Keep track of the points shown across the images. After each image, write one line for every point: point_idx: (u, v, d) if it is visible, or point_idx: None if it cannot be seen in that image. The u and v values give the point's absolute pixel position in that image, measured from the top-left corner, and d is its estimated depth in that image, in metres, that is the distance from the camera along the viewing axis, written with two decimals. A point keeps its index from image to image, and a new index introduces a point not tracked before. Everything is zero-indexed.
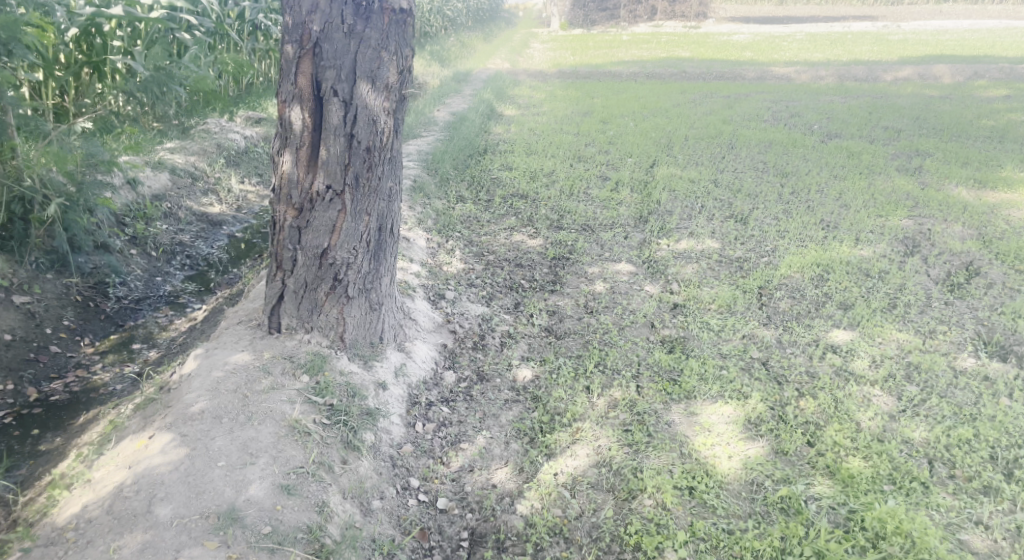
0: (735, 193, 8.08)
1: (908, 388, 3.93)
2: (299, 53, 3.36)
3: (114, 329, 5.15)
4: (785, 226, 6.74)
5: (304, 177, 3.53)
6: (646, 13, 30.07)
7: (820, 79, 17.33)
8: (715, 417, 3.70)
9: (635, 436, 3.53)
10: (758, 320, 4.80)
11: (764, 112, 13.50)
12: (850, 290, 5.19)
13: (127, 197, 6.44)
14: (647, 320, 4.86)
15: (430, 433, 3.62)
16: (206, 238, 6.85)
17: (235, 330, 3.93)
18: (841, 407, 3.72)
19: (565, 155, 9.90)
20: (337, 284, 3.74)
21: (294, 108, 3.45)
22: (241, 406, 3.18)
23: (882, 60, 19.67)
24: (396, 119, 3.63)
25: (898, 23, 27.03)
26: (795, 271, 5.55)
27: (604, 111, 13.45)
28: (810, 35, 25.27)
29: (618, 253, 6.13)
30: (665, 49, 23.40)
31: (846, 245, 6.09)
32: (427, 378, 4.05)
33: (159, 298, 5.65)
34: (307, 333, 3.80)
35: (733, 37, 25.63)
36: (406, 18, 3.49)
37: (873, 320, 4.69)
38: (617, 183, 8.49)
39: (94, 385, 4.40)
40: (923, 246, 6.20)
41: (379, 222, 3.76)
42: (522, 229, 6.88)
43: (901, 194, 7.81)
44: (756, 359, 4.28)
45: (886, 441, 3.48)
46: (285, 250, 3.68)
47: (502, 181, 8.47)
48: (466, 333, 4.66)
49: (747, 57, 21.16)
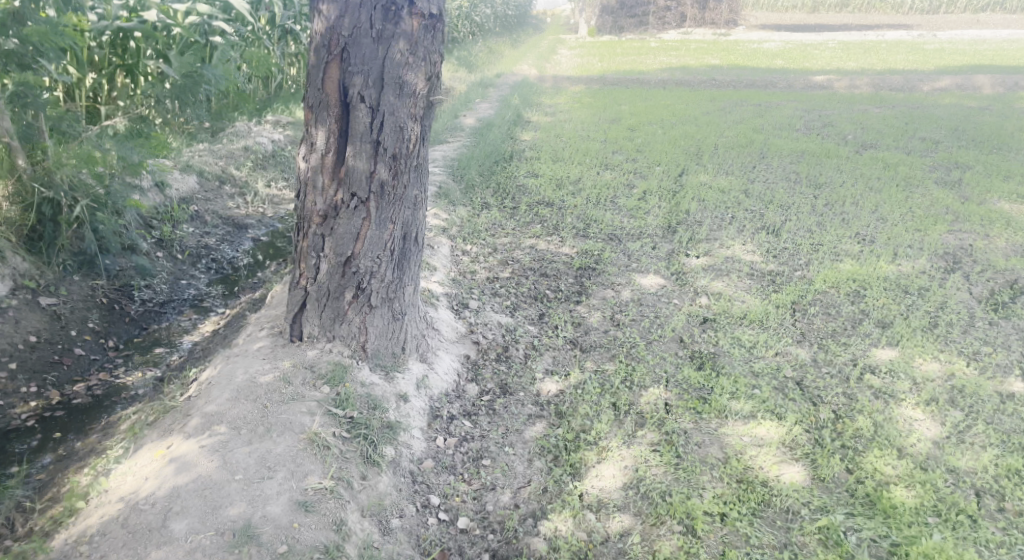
0: (767, 203, 7.91)
1: (953, 412, 3.73)
2: (327, 59, 3.31)
3: (138, 333, 5.15)
4: (818, 238, 6.55)
5: (329, 184, 3.47)
6: (675, 20, 29.90)
7: (855, 88, 16.97)
8: (749, 439, 3.55)
9: (664, 457, 3.39)
10: (792, 337, 4.64)
11: (796, 121, 13.26)
12: (889, 307, 4.99)
13: (155, 200, 6.47)
14: (675, 334, 4.73)
15: (452, 447, 3.52)
16: (232, 241, 6.85)
17: (257, 337, 3.88)
18: (882, 432, 3.54)
19: (592, 162, 9.79)
20: (360, 292, 3.66)
21: (321, 114, 3.40)
22: (261, 417, 3.12)
23: (917, 69, 19.25)
24: (423, 126, 3.55)
25: (934, 32, 26.46)
26: (830, 286, 5.37)
27: (632, 118, 13.33)
28: (843, 43, 24.84)
29: (646, 263, 6.01)
30: (695, 57, 23.17)
31: (883, 260, 5.89)
32: (449, 390, 3.96)
33: (184, 301, 5.64)
34: (329, 342, 3.73)
35: (764, 45, 25.31)
36: (436, 24, 3.42)
37: (913, 339, 4.50)
38: (645, 192, 8.37)
39: (116, 389, 4.39)
40: (965, 262, 5.98)
41: (404, 231, 3.68)
42: (548, 237, 6.79)
43: (939, 208, 7.56)
44: (790, 379, 4.11)
45: (929, 469, 3.30)
46: (308, 257, 3.62)
47: (528, 189, 8.39)
48: (490, 343, 4.57)
49: (778, 65, 20.87)
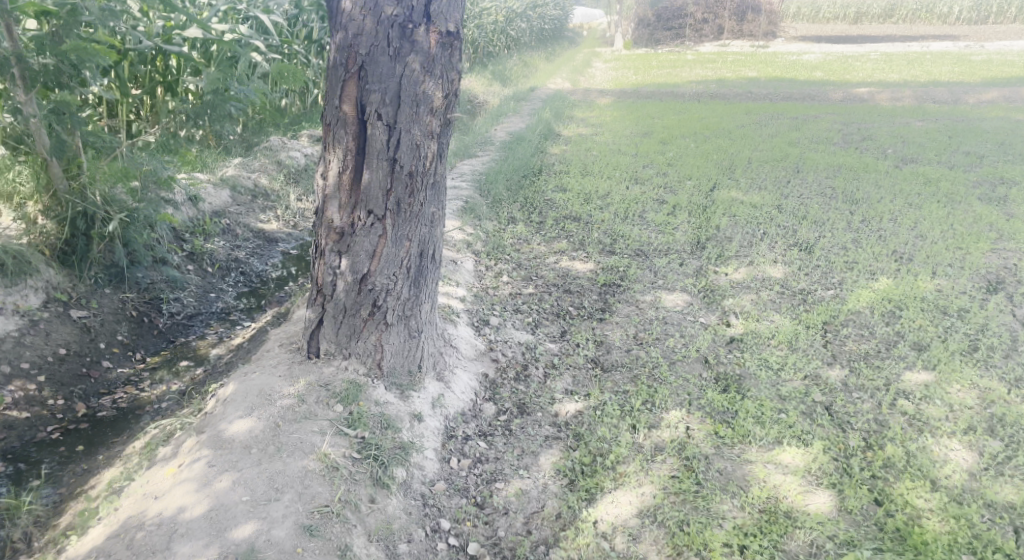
0: (800, 219, 7.71)
1: (992, 442, 3.53)
2: (345, 77, 3.31)
3: (165, 346, 5.23)
4: (853, 256, 6.34)
5: (347, 201, 3.47)
6: (712, 32, 29.65)
7: (897, 101, 16.55)
8: (773, 466, 3.40)
9: (683, 484, 3.28)
10: (822, 359, 4.48)
11: (834, 134, 12.96)
12: (926, 329, 4.79)
13: (188, 214, 6.59)
14: (700, 354, 4.61)
15: (465, 469, 3.47)
16: (261, 255, 6.94)
17: (276, 353, 3.90)
18: (914, 462, 3.36)
19: (622, 176, 9.69)
20: (376, 309, 3.65)
21: (338, 132, 3.40)
22: (272, 437, 3.13)
23: (963, 81, 18.70)
24: (440, 143, 3.53)
25: (982, 43, 25.70)
26: (863, 306, 5.18)
27: (665, 131, 13.20)
28: (886, 55, 24.30)
29: (672, 280, 5.90)
30: (731, 69, 22.90)
31: (921, 280, 5.67)
32: (466, 409, 3.91)
33: (211, 315, 5.73)
34: (345, 360, 3.72)
35: (803, 57, 24.90)
36: (453, 41, 3.40)
37: (951, 363, 4.29)
38: (674, 207, 8.24)
39: (140, 402, 4.46)
40: (1009, 283, 5.72)
41: (420, 248, 3.66)
42: (573, 253, 6.71)
43: (983, 225, 7.28)
44: (819, 403, 3.95)
45: (965, 503, 3.11)
46: (325, 274, 3.62)
47: (556, 204, 8.33)
48: (509, 362, 4.51)
49: (818, 77, 20.48)
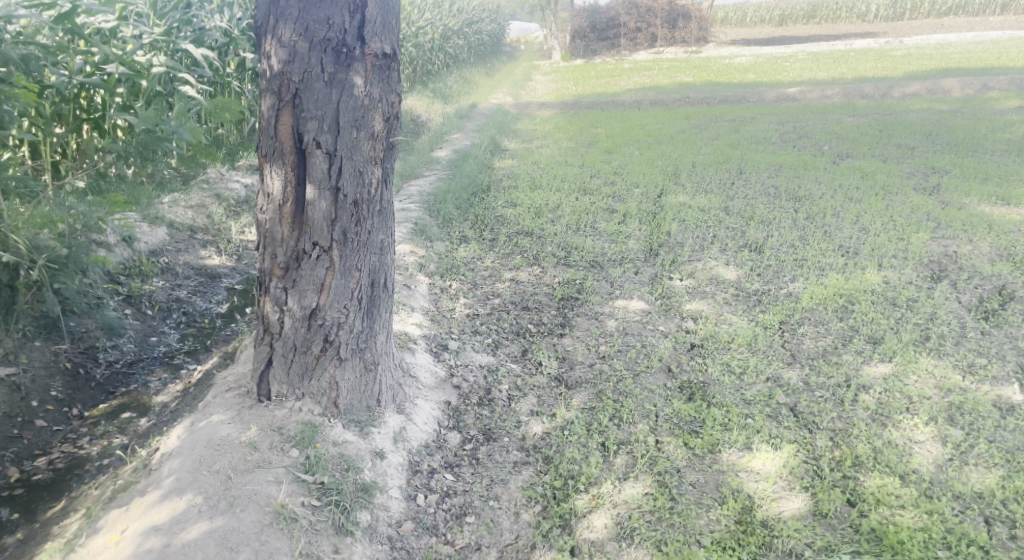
0: (748, 220, 7.82)
1: (954, 431, 3.57)
2: (279, 105, 3.17)
3: (105, 397, 4.94)
4: (802, 254, 6.45)
5: (289, 235, 3.31)
6: (646, 40, 30.29)
7: (827, 98, 17.11)
8: (745, 474, 3.36)
9: (657, 501, 3.21)
10: (782, 359, 4.50)
11: (771, 134, 13.31)
12: (878, 321, 4.86)
13: (123, 255, 6.28)
14: (663, 363, 4.57)
15: (433, 506, 3.33)
16: (205, 292, 6.65)
17: (223, 397, 3.69)
18: (882, 458, 3.36)
19: (570, 188, 9.70)
20: (328, 345, 3.48)
21: (276, 163, 3.25)
22: (223, 491, 2.96)
23: (887, 76, 19.49)
24: (385, 169, 3.41)
25: (900, 39, 26.88)
26: (817, 303, 5.25)
27: (609, 140, 13.32)
28: (812, 54, 25.18)
29: (629, 290, 5.87)
30: (666, 75, 23.36)
31: (869, 272, 5.78)
32: (429, 441, 3.76)
33: (153, 360, 5.46)
34: (298, 401, 3.53)
35: (735, 60, 25.64)
36: (390, 63, 3.30)
37: (906, 355, 4.36)
38: (625, 215, 8.27)
39: (79, 461, 4.17)
40: (951, 269, 5.87)
41: (371, 278, 3.52)
42: (529, 268, 6.63)
43: (921, 215, 7.51)
44: (784, 405, 3.96)
45: (935, 497, 3.11)
46: (271, 312, 3.44)
47: (507, 219, 8.26)
48: (471, 387, 4.38)
49: (750, 79, 21.08)
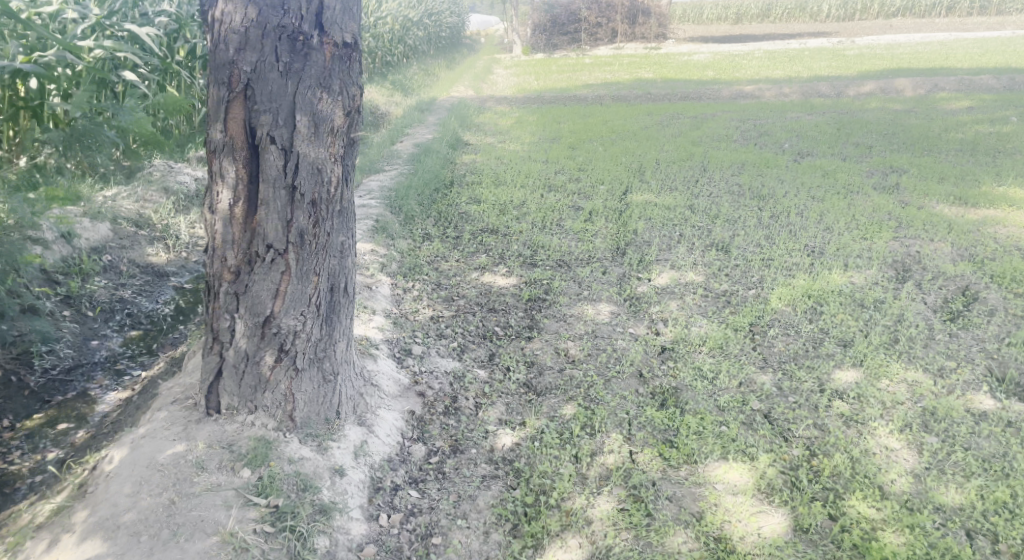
0: (713, 218, 7.78)
1: (929, 439, 3.60)
2: (229, 97, 2.91)
3: (39, 406, 4.55)
4: (768, 253, 6.41)
5: (241, 237, 3.06)
6: (606, 36, 30.36)
7: (785, 97, 17.33)
8: (721, 487, 3.32)
9: (633, 518, 3.14)
10: (754, 363, 4.43)
11: (732, 131, 13.39)
12: (847, 324, 4.84)
13: (60, 253, 5.89)
14: (634, 368, 4.44)
15: (397, 526, 3.15)
16: (152, 292, 6.24)
17: (168, 410, 3.42)
18: (860, 469, 3.37)
19: (535, 184, 9.53)
20: (283, 354, 3.24)
21: (226, 159, 2.98)
22: (165, 518, 2.74)
23: (842, 75, 19.84)
24: (345, 166, 3.19)
25: (852, 39, 27.47)
26: (786, 304, 5.21)
27: (572, 136, 13.21)
28: (769, 53, 25.55)
29: (597, 290, 5.74)
30: (628, 71, 23.35)
31: (836, 273, 5.78)
32: (393, 455, 3.56)
33: (94, 365, 5.08)
34: (251, 414, 3.29)
35: (694, 57, 25.84)
36: (351, 53, 3.07)
37: (877, 358, 4.35)
38: (590, 213, 8.16)
39: (9, 479, 3.82)
40: (915, 270, 5.92)
41: (330, 283, 3.29)
42: (494, 267, 6.44)
43: (882, 214, 7.58)
44: (758, 412, 3.90)
45: (916, 510, 3.12)
46: (221, 319, 3.18)
47: (471, 216, 8.05)
48: (437, 395, 4.18)
49: (709, 76, 21.23)
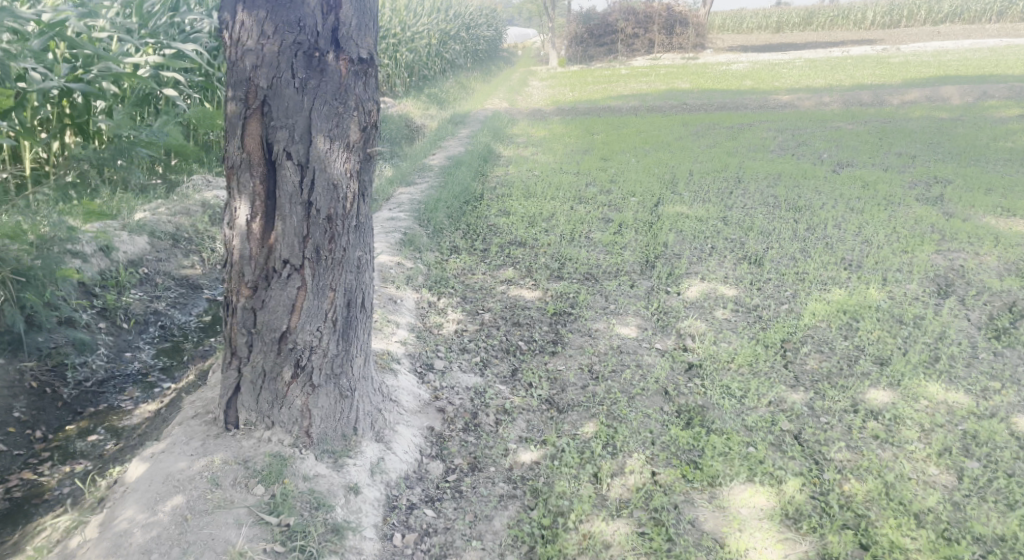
0: (747, 230, 7.59)
1: (970, 464, 3.43)
2: (246, 113, 2.92)
3: (71, 418, 4.64)
4: (803, 266, 6.22)
5: (258, 252, 3.07)
6: (643, 47, 30.15)
7: (825, 106, 16.94)
8: (746, 511, 3.20)
9: (654, 542, 3.05)
10: (785, 381, 4.27)
11: (769, 141, 13.12)
12: (884, 341, 4.65)
13: (98, 266, 5.93)
14: (660, 385, 4.32)
15: (410, 546, 3.11)
16: (185, 305, 6.34)
17: (188, 424, 3.45)
18: (894, 495, 3.22)
19: (565, 197, 9.46)
20: (300, 370, 3.23)
21: (243, 175, 3.00)
22: (178, 536, 2.75)
23: (885, 83, 19.35)
24: (362, 182, 3.18)
25: (897, 46, 26.77)
26: (820, 319, 5.02)
27: (605, 147, 13.11)
28: (810, 61, 25.06)
29: (624, 305, 5.62)
30: (664, 82, 23.13)
31: (873, 287, 5.57)
32: (410, 473, 3.52)
33: (126, 378, 5.16)
34: (268, 430, 3.29)
35: (732, 67, 25.50)
36: (367, 68, 3.07)
37: (915, 377, 4.16)
38: (620, 225, 8.05)
39: (38, 490, 3.89)
40: (959, 285, 5.69)
41: (347, 298, 3.28)
42: (521, 281, 6.38)
43: (925, 226, 7.30)
44: (787, 432, 3.76)
45: (954, 541, 2.97)
46: (238, 334, 3.19)
47: (500, 229, 8.01)
48: (457, 411, 4.13)
49: (747, 86, 20.91)
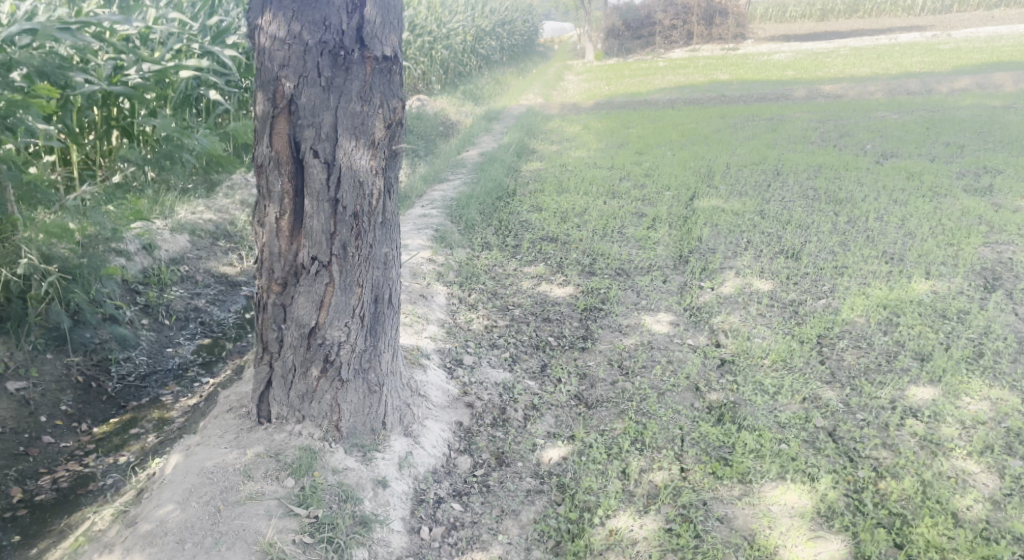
0: (784, 224, 7.42)
1: (1013, 462, 3.32)
2: (274, 113, 2.98)
3: (115, 411, 4.81)
4: (843, 260, 6.06)
5: (287, 249, 3.12)
6: (681, 38, 29.67)
7: (869, 95, 16.45)
8: (777, 509, 3.14)
9: (681, 539, 3.03)
10: (820, 377, 4.17)
11: (810, 132, 12.81)
12: (926, 336, 4.50)
13: (142, 263, 6.14)
14: (690, 382, 4.26)
15: (437, 539, 3.14)
16: (224, 301, 6.50)
17: (223, 418, 3.54)
18: (931, 494, 3.13)
19: (598, 192, 9.39)
20: (329, 365, 3.29)
21: (271, 173, 3.05)
22: (210, 526, 2.84)
23: (934, 70, 18.69)
24: (387, 179, 3.21)
25: (947, 33, 25.83)
26: (858, 314, 4.89)
27: (640, 141, 12.96)
28: (855, 50, 24.37)
29: (656, 300, 5.56)
30: (702, 74, 22.76)
31: (916, 281, 5.40)
32: (438, 467, 3.55)
33: (167, 372, 5.31)
34: (298, 424, 3.35)
35: (772, 57, 24.94)
36: (392, 65, 3.09)
37: (957, 374, 4.03)
38: (654, 220, 7.95)
39: (83, 481, 4.06)
40: (1006, 280, 5.49)
41: (374, 294, 3.32)
42: (552, 276, 6.36)
43: (972, 218, 7.04)
44: (822, 429, 3.67)
45: (993, 541, 2.88)
46: (270, 329, 3.26)
47: (532, 225, 8.00)
48: (485, 406, 4.15)
49: (788, 76, 20.41)
